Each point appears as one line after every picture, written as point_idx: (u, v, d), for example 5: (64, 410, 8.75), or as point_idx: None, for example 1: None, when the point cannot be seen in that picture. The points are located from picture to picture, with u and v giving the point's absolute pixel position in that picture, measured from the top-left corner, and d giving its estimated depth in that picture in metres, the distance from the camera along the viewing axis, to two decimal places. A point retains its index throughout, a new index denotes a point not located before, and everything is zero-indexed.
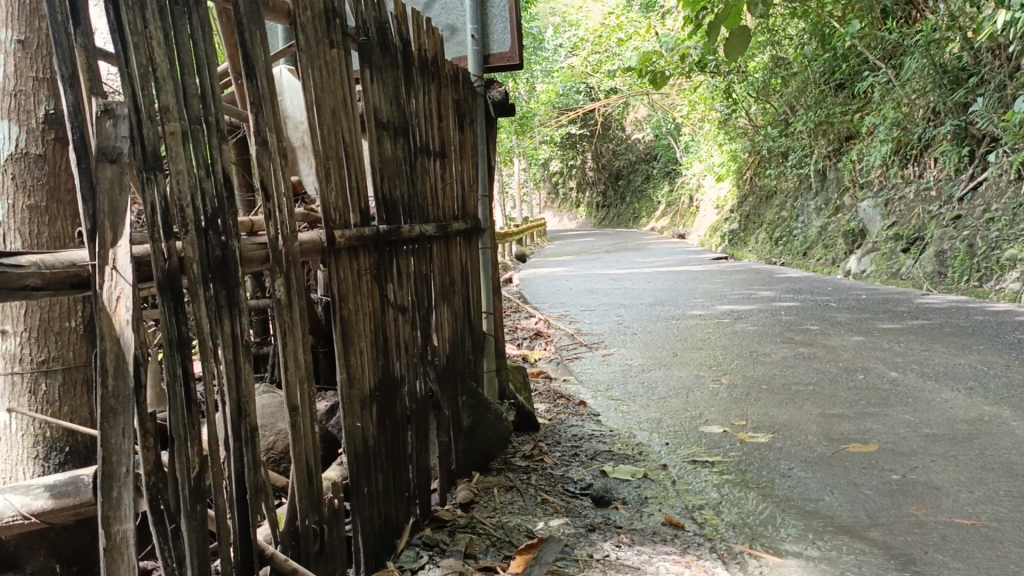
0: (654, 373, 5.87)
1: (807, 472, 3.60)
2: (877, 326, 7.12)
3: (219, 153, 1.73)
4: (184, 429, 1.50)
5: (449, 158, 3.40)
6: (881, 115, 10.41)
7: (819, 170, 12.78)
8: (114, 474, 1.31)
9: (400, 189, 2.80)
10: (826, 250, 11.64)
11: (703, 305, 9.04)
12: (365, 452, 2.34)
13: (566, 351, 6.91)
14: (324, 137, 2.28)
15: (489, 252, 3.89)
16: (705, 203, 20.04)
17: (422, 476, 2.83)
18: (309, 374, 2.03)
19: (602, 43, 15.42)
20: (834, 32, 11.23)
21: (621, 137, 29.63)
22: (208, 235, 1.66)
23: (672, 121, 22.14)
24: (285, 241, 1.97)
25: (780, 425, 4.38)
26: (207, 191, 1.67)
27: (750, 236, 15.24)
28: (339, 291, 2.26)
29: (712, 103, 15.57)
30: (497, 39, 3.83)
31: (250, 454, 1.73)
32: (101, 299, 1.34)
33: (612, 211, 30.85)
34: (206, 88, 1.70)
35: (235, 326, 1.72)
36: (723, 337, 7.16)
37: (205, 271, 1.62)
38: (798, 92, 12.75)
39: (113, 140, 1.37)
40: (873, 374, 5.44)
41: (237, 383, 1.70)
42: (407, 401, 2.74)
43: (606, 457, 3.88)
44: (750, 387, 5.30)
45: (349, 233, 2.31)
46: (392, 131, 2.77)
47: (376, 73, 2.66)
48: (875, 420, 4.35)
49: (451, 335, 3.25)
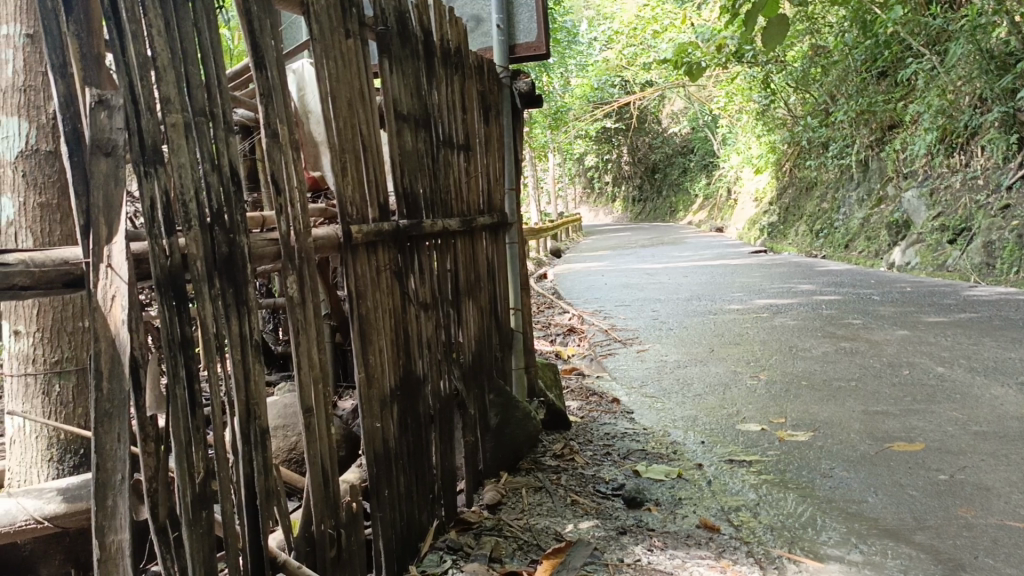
0: (691, 369, 5.74)
1: (850, 472, 3.46)
2: (923, 320, 6.90)
3: (225, 145, 1.67)
4: (189, 434, 1.44)
5: (474, 151, 3.32)
6: (926, 103, 10.10)
7: (861, 160, 12.47)
8: (109, 482, 1.25)
9: (422, 183, 2.73)
10: (869, 242, 11.37)
11: (741, 300, 8.86)
12: (385, 453, 2.27)
13: (600, 347, 6.80)
14: (340, 129, 2.22)
15: (517, 246, 3.80)
16: (743, 196, 19.73)
17: (447, 477, 2.76)
18: (325, 374, 1.97)
19: (636, 36, 15.24)
20: (876, 19, 10.95)
21: (657, 130, 29.32)
22: (214, 231, 1.59)
23: (710, 113, 21.84)
24: (298, 237, 1.91)
25: (820, 423, 4.24)
26: (212, 186, 1.61)
27: (790, 229, 14.95)
28: (358, 288, 2.20)
29: (750, 94, 15.30)
30: (523, 28, 3.74)
31: (261, 457, 1.67)
32: (96, 298, 1.29)
33: (649, 206, 30.59)
34: (211, 79, 1.64)
35: (244, 324, 1.66)
36: (762, 331, 6.99)
37: (210, 268, 1.56)
38: (839, 81, 12.44)
39: (108, 131, 1.31)
40: (919, 370, 5.25)
41: (246, 383, 1.64)
42: (431, 401, 2.68)
43: (639, 456, 3.78)
44: (790, 383, 5.15)
45: (367, 229, 2.25)
46: (413, 124, 2.70)
47: (396, 64, 2.59)
48: (921, 418, 4.19)
49: (477, 331, 3.17)
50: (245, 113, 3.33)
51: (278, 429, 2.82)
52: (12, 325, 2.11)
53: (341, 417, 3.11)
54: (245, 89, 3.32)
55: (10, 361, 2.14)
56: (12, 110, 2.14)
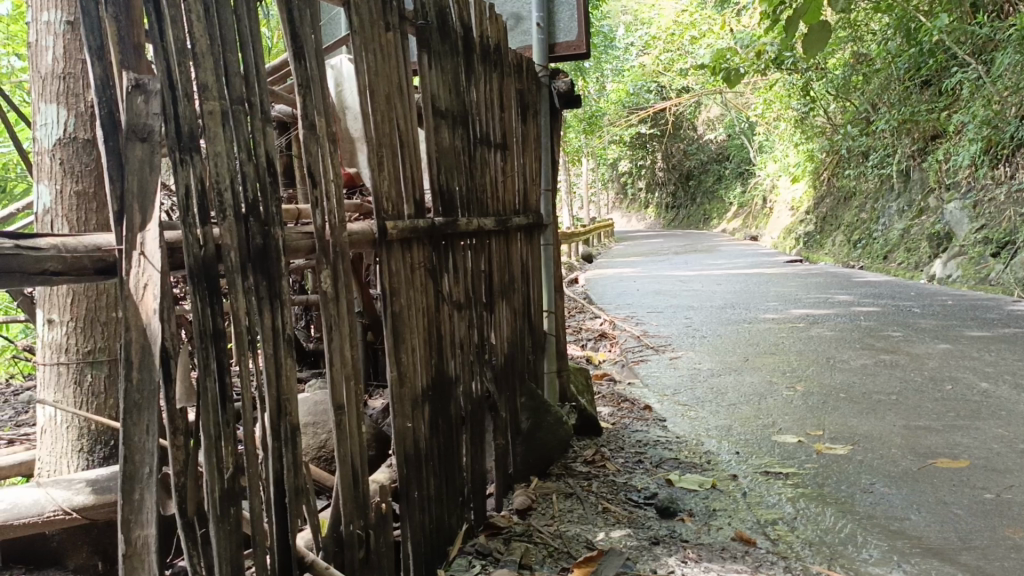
0: (725, 378, 5.64)
1: (891, 488, 3.35)
2: (965, 334, 6.72)
3: (262, 136, 1.64)
4: (218, 429, 1.41)
5: (511, 151, 3.27)
6: (970, 113, 9.75)
7: (902, 170, 12.22)
8: (136, 475, 1.22)
9: (459, 181, 2.69)
10: (909, 254, 11.15)
11: (777, 309, 8.71)
12: (416, 455, 2.23)
13: (632, 354, 6.71)
14: (378, 124, 2.18)
15: (552, 249, 3.74)
16: (779, 205, 19.46)
17: (478, 481, 2.71)
18: (358, 373, 1.93)
19: (674, 41, 15.06)
20: (920, 27, 10.71)
21: (692, 137, 29.07)
22: (248, 222, 1.56)
23: (747, 120, 21.59)
24: (333, 232, 1.87)
25: (860, 436, 4.12)
26: (248, 176, 1.57)
27: (827, 239, 14.71)
28: (392, 285, 2.16)
29: (789, 101, 15.03)
30: (563, 27, 3.69)
31: (291, 455, 1.63)
32: (127, 285, 1.25)
33: (683, 213, 30.36)
34: (250, 68, 1.61)
35: (277, 318, 1.62)
36: (798, 342, 6.86)
37: (244, 259, 1.53)
38: (881, 90, 12.19)
39: (144, 116, 1.28)
40: (962, 385, 5.10)
41: (277, 379, 1.60)
42: (462, 402, 2.63)
43: (672, 465, 3.70)
44: (828, 395, 5.03)
45: (403, 225, 2.21)
46: (451, 121, 2.66)
47: (435, 59, 2.55)
48: (965, 434, 4.06)
49: (510, 334, 3.12)
50: (280, 108, 3.30)
51: (308, 426, 2.78)
52: (46, 314, 2.10)
53: (371, 416, 3.08)
54: (283, 83, 3.29)
55: (43, 350, 2.12)
56: (52, 97, 2.14)
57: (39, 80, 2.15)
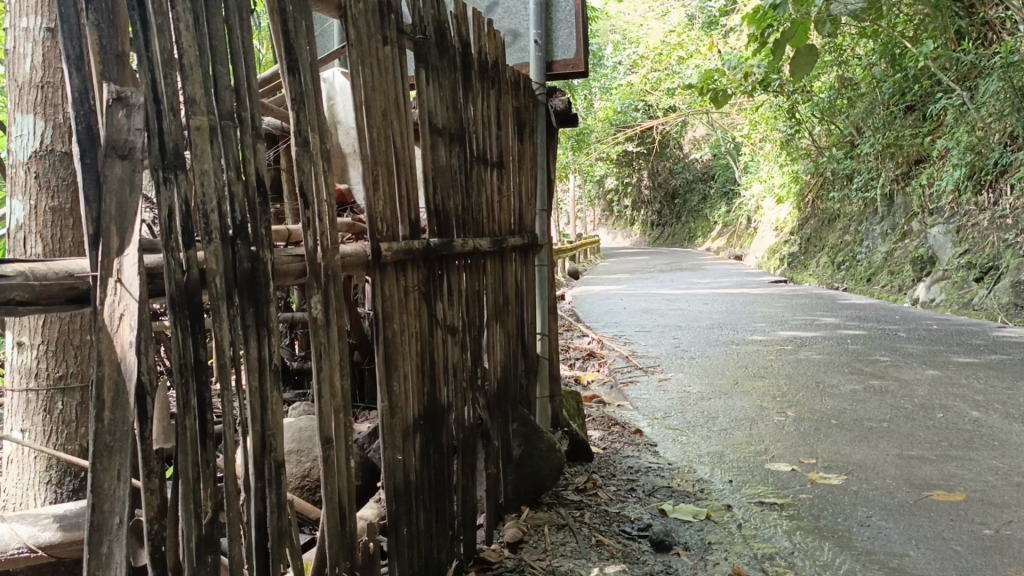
0: (715, 402, 5.56)
1: (888, 521, 3.27)
2: (952, 360, 6.68)
3: (253, 153, 1.54)
4: (198, 469, 1.30)
5: (508, 169, 3.19)
6: (955, 139, 9.77)
7: (886, 194, 12.26)
8: (104, 526, 1.11)
9: (455, 201, 2.60)
10: (892, 277, 11.16)
11: (764, 331, 8.66)
12: (406, 488, 2.12)
13: (621, 375, 6.63)
14: (373, 141, 2.09)
15: (546, 269, 3.65)
16: (764, 225, 19.52)
17: (468, 512, 2.60)
18: (347, 404, 1.82)
19: (662, 62, 15.04)
20: (905, 52, 10.76)
21: (678, 156, 29.20)
22: (235, 245, 1.46)
23: (732, 140, 21.70)
24: (325, 255, 1.77)
25: (854, 465, 4.04)
26: (236, 196, 1.48)
27: (811, 260, 14.72)
28: (384, 309, 2.06)
29: (774, 123, 15.07)
30: (562, 44, 3.61)
31: (274, 493, 1.52)
32: (102, 315, 1.15)
33: (667, 230, 30.43)
34: (241, 80, 1.52)
35: (263, 347, 1.52)
36: (787, 365, 6.81)
37: (230, 285, 1.43)
38: (866, 113, 12.24)
39: (126, 132, 1.19)
40: (953, 414, 5.03)
41: (263, 413, 1.50)
42: (454, 430, 2.53)
43: (664, 494, 3.60)
44: (819, 421, 4.96)
45: (397, 247, 2.11)
46: (448, 138, 2.57)
47: (433, 75, 2.47)
48: (960, 465, 4.00)
49: (503, 358, 3.03)
50: (270, 123, 3.21)
51: (292, 454, 2.67)
52: (16, 336, 2.00)
53: (357, 442, 2.97)
54: (273, 96, 3.21)
55: (12, 375, 2.01)
56: (29, 107, 2.04)
57: (16, 90, 2.05)
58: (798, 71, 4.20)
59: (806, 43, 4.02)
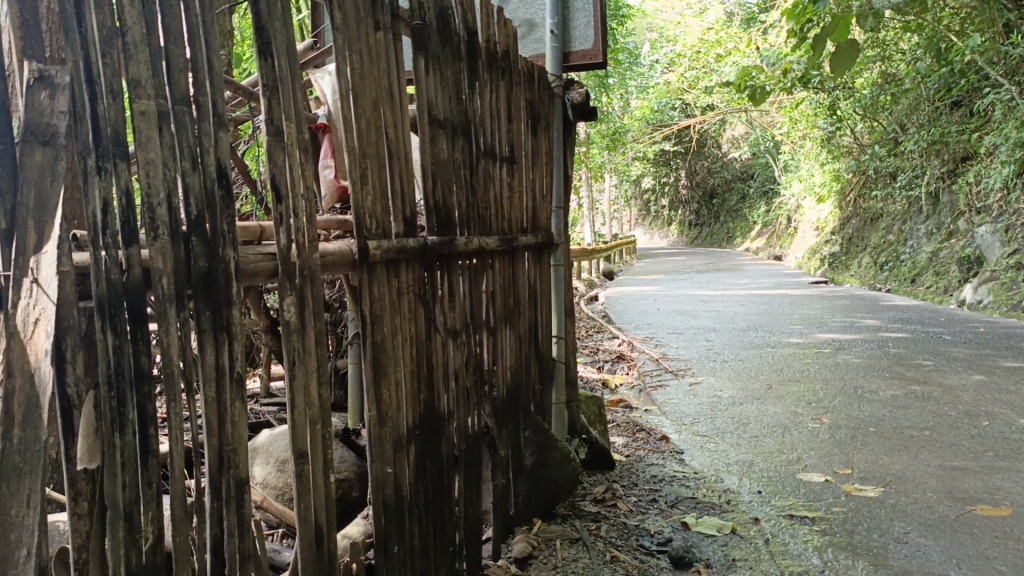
0: (747, 407, 5.35)
1: (927, 538, 3.05)
2: (1001, 364, 6.37)
3: (212, 141, 1.40)
4: (137, 489, 1.18)
5: (520, 164, 3.04)
6: (1004, 135, 9.33)
7: (931, 192, 11.86)
8: (9, 559, 1.03)
9: (457, 197, 2.46)
10: (938, 277, 10.77)
11: (801, 333, 8.39)
12: (398, 503, 1.98)
13: (650, 378, 6.44)
14: (362, 134, 1.95)
15: (562, 269, 3.48)
16: (804, 225, 19.12)
17: (471, 526, 2.46)
18: (326, 413, 1.70)
19: (699, 60, 14.72)
20: (951, 48, 10.37)
21: (716, 155, 28.77)
22: (189, 241, 1.33)
23: (771, 139, 21.28)
24: (300, 252, 1.64)
25: (893, 477, 3.81)
26: (192, 188, 1.34)
27: (853, 260, 14.35)
28: (373, 311, 1.93)
29: (814, 121, 14.67)
30: (579, 34, 3.44)
31: (234, 514, 1.39)
32: (16, 320, 1.08)
33: (705, 230, 30.04)
34: (200, 61, 1.38)
35: (221, 355, 1.38)
36: (824, 369, 6.55)
37: (181, 285, 1.30)
38: (910, 110, 11.83)
39: (48, 115, 1.10)
40: (1000, 421, 4.76)
41: (222, 426, 1.37)
42: (457, 439, 2.39)
43: (688, 505, 3.42)
44: (856, 429, 4.73)
45: (387, 245, 1.98)
46: (450, 131, 2.42)
47: (433, 64, 2.32)
48: (1006, 477, 3.75)
49: (512, 362, 2.88)
50: (237, 113, 2.99)
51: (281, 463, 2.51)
52: None
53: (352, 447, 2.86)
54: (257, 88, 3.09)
55: None
56: None
57: None
58: (838, 66, 3.99)
59: (846, 37, 3.80)
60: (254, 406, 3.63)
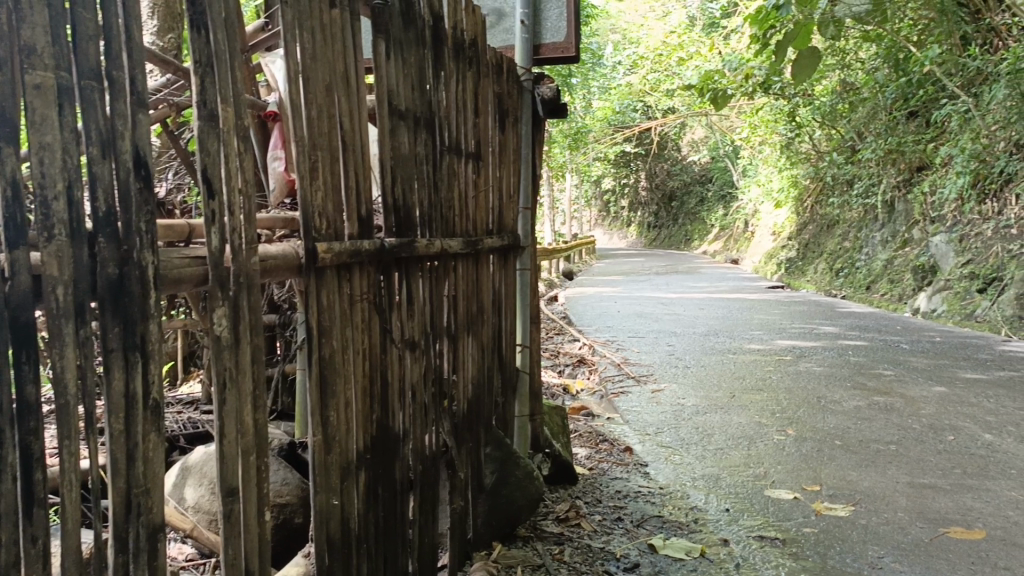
0: (711, 417, 5.21)
1: (903, 564, 2.92)
2: (959, 375, 6.34)
3: (130, 125, 1.16)
4: (16, 548, 1.00)
5: (486, 161, 2.84)
6: (959, 146, 9.42)
7: (887, 201, 11.93)
8: None
9: (418, 195, 2.25)
10: (892, 285, 10.82)
11: (761, 339, 8.32)
12: (344, 537, 1.77)
13: (611, 384, 6.27)
14: (312, 122, 1.73)
15: (528, 274, 3.29)
16: (761, 230, 19.19)
17: (426, 555, 2.25)
18: (262, 442, 1.48)
19: (661, 63, 14.70)
20: (908, 57, 10.40)
21: (676, 157, 28.82)
22: (96, 246, 1.10)
23: (730, 143, 21.39)
24: (235, 257, 1.42)
25: (862, 495, 3.70)
26: (100, 179, 1.11)
27: (809, 266, 14.43)
28: (322, 323, 1.72)
29: (775, 127, 14.70)
30: (550, 26, 3.25)
31: (144, 568, 1.19)
32: None
33: (664, 233, 30.16)
34: (114, 28, 1.14)
35: (131, 381, 1.15)
36: (786, 377, 6.46)
37: (80, 296, 1.08)
38: (868, 118, 11.88)
39: None
40: (965, 436, 4.69)
41: (131, 464, 1.15)
42: (413, 460, 2.19)
43: (654, 525, 3.26)
44: (822, 442, 4.62)
45: (338, 248, 1.76)
46: (412, 122, 2.21)
47: (394, 48, 2.11)
48: (975, 497, 3.66)
49: (474, 372, 2.69)
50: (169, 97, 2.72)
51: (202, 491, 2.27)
52: None
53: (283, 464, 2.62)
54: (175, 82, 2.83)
55: None
56: None
57: None
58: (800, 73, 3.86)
59: (809, 46, 3.66)
60: (180, 417, 3.38)
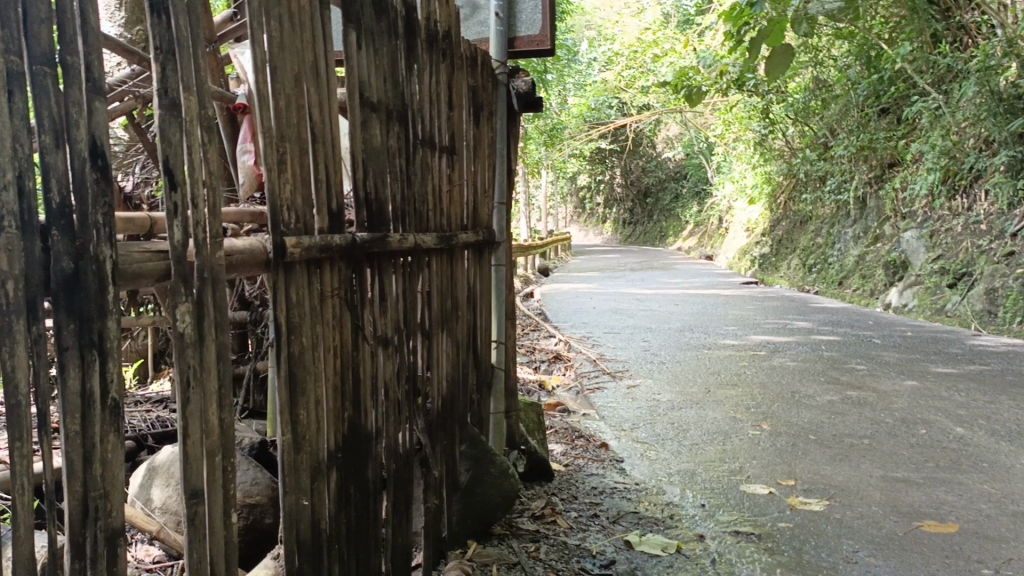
0: (687, 413, 5.21)
1: (878, 558, 2.93)
2: (931, 370, 6.40)
3: (86, 113, 1.11)
4: None
5: (460, 155, 2.80)
6: (930, 142, 9.55)
7: (859, 198, 12.02)
8: None
9: (391, 189, 2.21)
10: (863, 280, 10.90)
11: (735, 334, 8.35)
12: (314, 538, 1.73)
13: (587, 380, 6.25)
14: (280, 112, 1.69)
15: (503, 270, 3.26)
16: (735, 226, 19.30)
17: (399, 554, 2.22)
18: (228, 443, 1.44)
19: (636, 59, 14.73)
20: (880, 55, 10.49)
21: (651, 154, 28.90)
22: (49, 237, 1.05)
23: (704, 140, 21.51)
24: (199, 251, 1.37)
25: (837, 489, 3.71)
26: (54, 168, 1.06)
27: (782, 262, 14.52)
28: (290, 319, 1.67)
29: (749, 123, 14.78)
30: (525, 19, 3.21)
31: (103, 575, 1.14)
32: None
33: (639, 229, 30.24)
34: (69, 11, 1.09)
35: (87, 380, 1.10)
36: (760, 372, 6.49)
37: (31, 291, 1.03)
38: (840, 115, 11.97)
39: None
40: (936, 430, 4.73)
41: (88, 466, 1.10)
42: (385, 459, 2.15)
43: (630, 522, 3.24)
44: (796, 437, 4.63)
45: (308, 242, 1.71)
46: (384, 114, 2.17)
47: (366, 39, 2.06)
48: (947, 490, 3.68)
49: (449, 369, 2.65)
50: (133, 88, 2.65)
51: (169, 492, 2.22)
52: None
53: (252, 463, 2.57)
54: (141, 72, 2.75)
55: None
56: None
57: None
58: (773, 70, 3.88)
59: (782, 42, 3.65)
60: (147, 416, 3.31)
